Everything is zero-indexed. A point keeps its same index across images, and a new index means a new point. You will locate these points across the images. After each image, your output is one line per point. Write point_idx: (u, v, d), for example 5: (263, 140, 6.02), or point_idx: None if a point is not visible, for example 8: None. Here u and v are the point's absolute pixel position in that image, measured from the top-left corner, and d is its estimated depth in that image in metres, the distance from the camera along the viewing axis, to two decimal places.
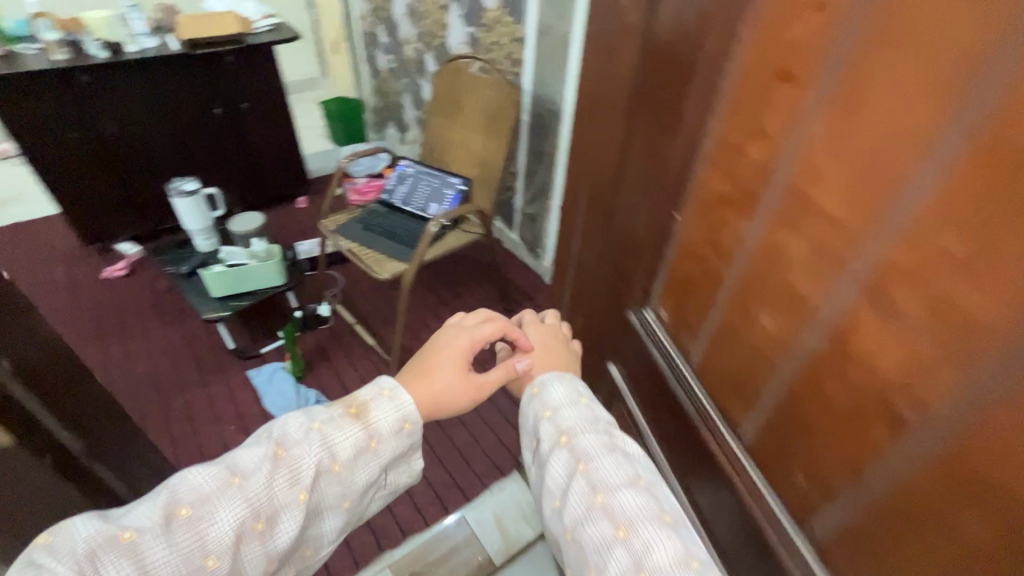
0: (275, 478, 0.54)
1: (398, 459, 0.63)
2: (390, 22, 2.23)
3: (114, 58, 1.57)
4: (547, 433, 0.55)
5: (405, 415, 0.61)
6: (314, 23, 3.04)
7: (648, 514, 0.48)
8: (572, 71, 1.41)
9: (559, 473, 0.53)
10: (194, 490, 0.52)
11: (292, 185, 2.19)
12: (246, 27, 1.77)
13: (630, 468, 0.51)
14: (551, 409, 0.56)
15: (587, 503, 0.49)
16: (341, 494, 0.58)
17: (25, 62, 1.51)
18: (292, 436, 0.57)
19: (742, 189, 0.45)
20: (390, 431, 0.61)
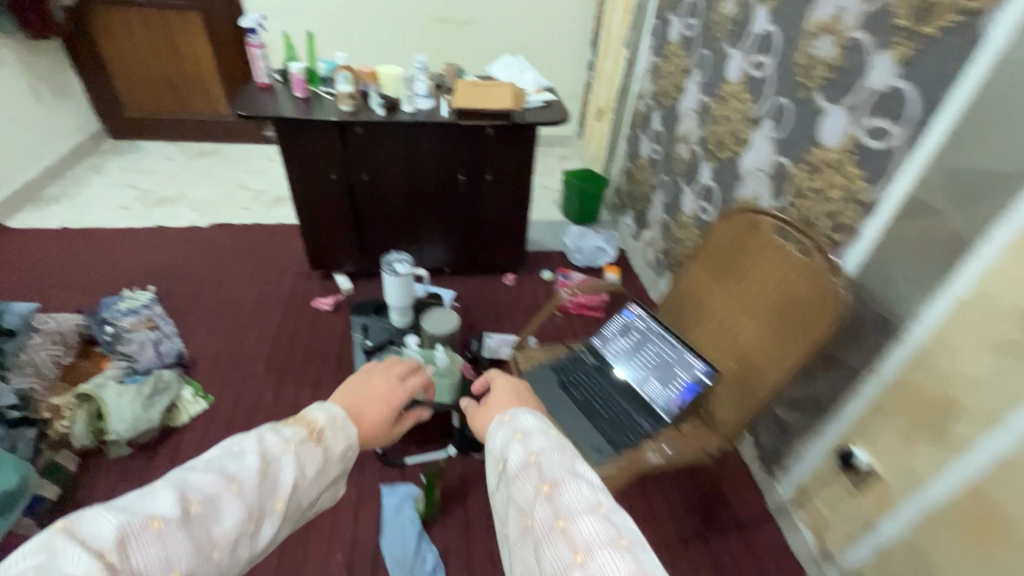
0: (263, 486, 0.58)
1: (332, 482, 0.67)
2: (670, 113, 1.91)
3: (388, 117, 1.55)
4: (515, 457, 0.60)
5: (354, 439, 0.68)
6: (587, 84, 2.92)
7: (604, 541, 0.50)
8: (953, 289, 0.88)
9: (528, 493, 0.57)
10: (200, 489, 0.54)
11: (506, 259, 2.03)
12: (519, 103, 1.61)
13: (591, 494, 0.55)
14: (509, 416, 0.64)
15: (549, 526, 0.53)
16: (300, 506, 0.62)
17: (317, 106, 1.58)
18: (273, 451, 0.60)
19: None
20: (340, 454, 0.66)
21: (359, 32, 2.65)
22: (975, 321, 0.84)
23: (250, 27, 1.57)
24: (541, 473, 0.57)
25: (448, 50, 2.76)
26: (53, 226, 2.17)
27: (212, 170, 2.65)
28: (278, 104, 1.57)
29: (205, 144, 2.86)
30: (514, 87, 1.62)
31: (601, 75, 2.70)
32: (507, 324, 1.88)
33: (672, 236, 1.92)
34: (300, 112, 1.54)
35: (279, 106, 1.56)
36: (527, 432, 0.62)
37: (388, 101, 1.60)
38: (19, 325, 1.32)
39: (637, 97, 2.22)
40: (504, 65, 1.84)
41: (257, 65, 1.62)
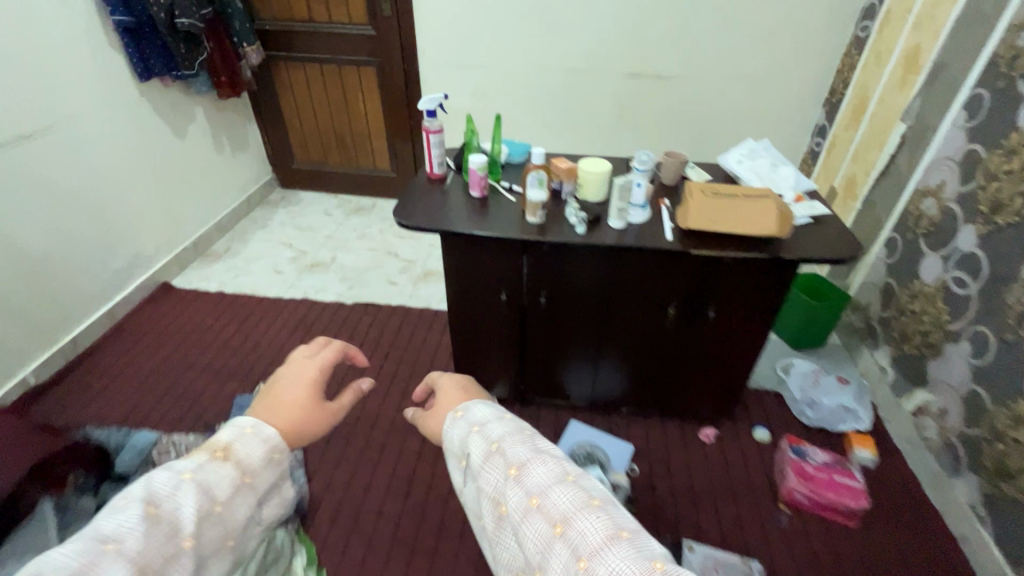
0: (157, 529, 0.44)
1: (268, 492, 0.55)
2: (1004, 237, 1.24)
3: (589, 238, 1.12)
4: (475, 450, 0.51)
5: (274, 444, 0.56)
6: (810, 154, 2.28)
7: (578, 506, 0.44)
8: None
9: (495, 480, 0.49)
10: (61, 567, 0.40)
11: (707, 407, 1.49)
12: (788, 228, 1.08)
13: (558, 463, 0.48)
14: (462, 409, 0.56)
15: (523, 509, 0.45)
16: (225, 535, 0.49)
17: (497, 215, 1.21)
18: (162, 491, 0.47)
19: None
20: (260, 464, 0.54)
21: (536, 89, 2.32)
22: None
23: (429, 108, 1.26)
24: (503, 458, 0.49)
25: (636, 108, 2.32)
26: (212, 289, 2.12)
27: (366, 230, 2.50)
28: (450, 209, 1.23)
29: (363, 198, 2.74)
30: (778, 201, 1.09)
31: (838, 147, 2.05)
32: (707, 515, 1.34)
33: (992, 427, 1.23)
34: (475, 223, 1.18)
35: (450, 212, 1.22)
36: (485, 421, 0.53)
37: (589, 214, 1.17)
38: (136, 465, 1.13)
39: (918, 193, 1.56)
40: (749, 156, 1.32)
41: (431, 154, 1.30)
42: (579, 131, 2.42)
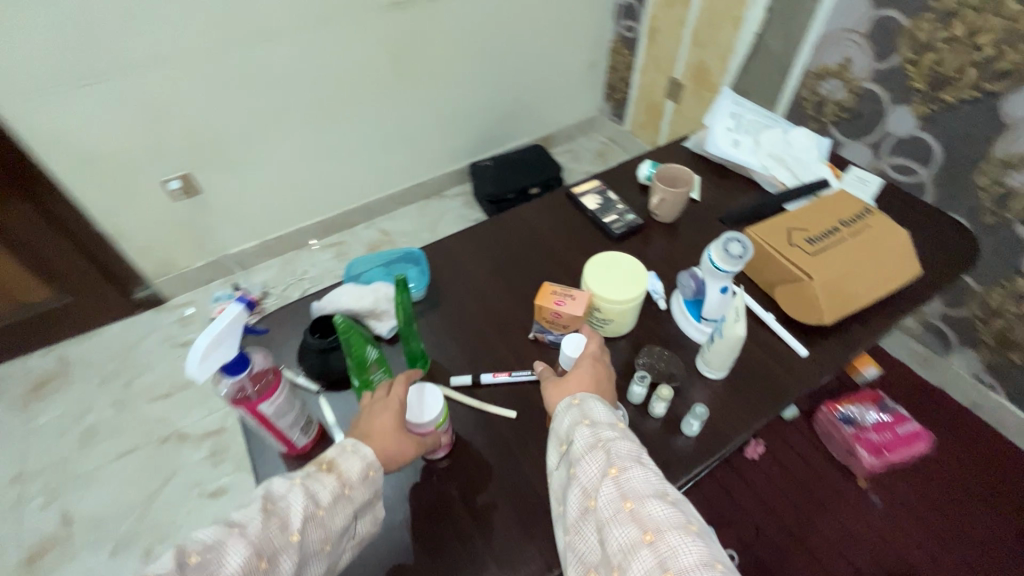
0: (267, 526, 0.42)
1: (362, 514, 0.48)
2: (958, 116, 1.10)
3: (712, 440, 0.58)
4: (578, 438, 0.49)
5: (372, 462, 0.48)
6: (619, 41, 1.91)
7: (676, 525, 0.41)
8: None
9: (589, 472, 0.47)
10: (200, 540, 0.40)
11: None
12: (917, 257, 0.71)
13: (665, 484, 0.45)
14: (580, 399, 0.53)
15: (613, 509, 0.43)
16: (325, 545, 0.45)
17: (535, 493, 0.56)
18: (277, 489, 0.45)
19: None
20: (359, 481, 0.47)
21: (255, 71, 1.35)
22: None
23: (226, 362, 0.46)
24: (607, 455, 0.47)
25: (417, 50, 1.56)
26: None
27: (84, 422, 1.38)
28: (433, 543, 0.53)
29: (31, 361, 1.49)
30: (901, 232, 0.70)
31: (661, 30, 1.71)
32: (841, 566, 1.08)
33: (982, 305, 1.22)
34: (509, 553, 0.52)
35: (439, 552, 0.53)
36: (600, 421, 0.50)
37: (671, 382, 0.62)
38: None
39: (810, 76, 1.34)
40: (741, 129, 0.88)
41: (279, 432, 0.53)
42: (348, 110, 1.57)
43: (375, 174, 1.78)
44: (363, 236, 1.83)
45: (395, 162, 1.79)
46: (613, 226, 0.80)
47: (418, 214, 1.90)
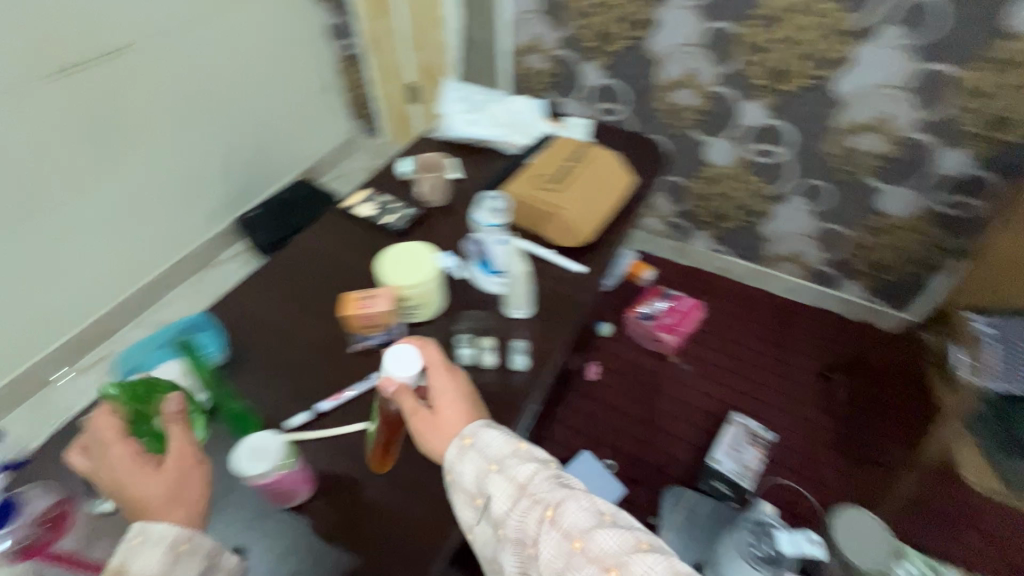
0: None
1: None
2: (627, 61, 1.40)
3: (539, 365, 0.67)
4: (499, 491, 0.51)
5: (173, 538, 0.48)
6: (346, 61, 1.93)
7: (629, 550, 0.45)
8: None
9: (526, 523, 0.49)
10: None
11: (576, 357, 1.39)
12: (630, 170, 0.90)
13: (597, 504, 0.49)
14: (471, 436, 0.55)
15: (565, 553, 0.46)
16: None
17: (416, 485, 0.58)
18: None
19: None
20: (167, 565, 0.47)
21: None
22: None
23: None
24: (540, 501, 0.49)
25: (122, 116, 1.37)
26: None
27: None
28: None
29: None
30: (615, 158, 0.87)
31: (382, 44, 1.79)
32: (681, 427, 1.33)
33: (694, 196, 1.59)
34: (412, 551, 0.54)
35: None
36: (507, 463, 0.52)
37: (491, 333, 0.69)
38: None
39: (518, 54, 1.55)
40: (472, 110, 1.00)
41: None
42: (56, 203, 1.31)
43: (123, 265, 1.52)
44: (135, 337, 1.56)
45: (142, 243, 1.55)
46: (393, 222, 0.84)
47: (194, 291, 1.68)
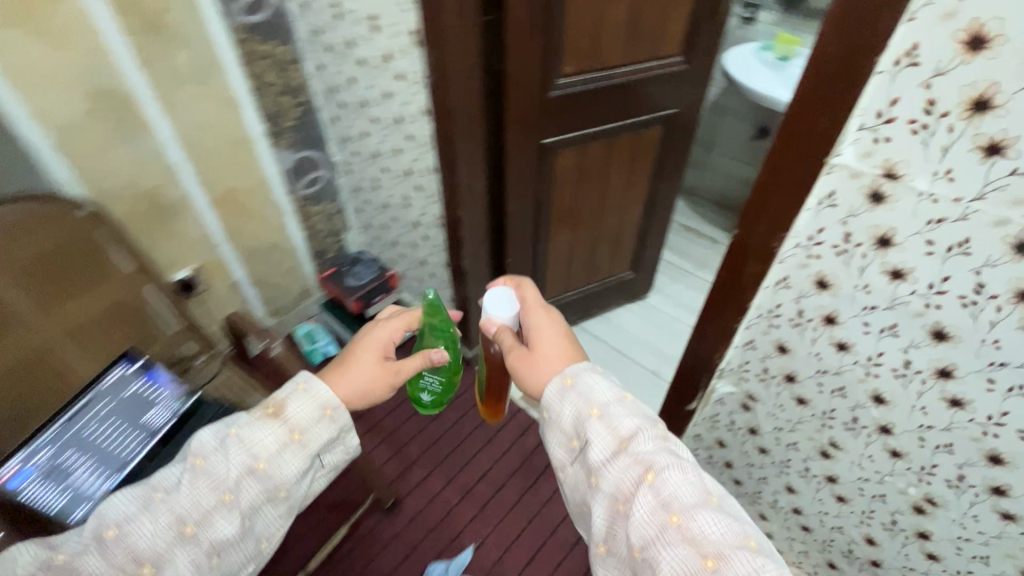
0: (151, 521, 0.59)
1: (308, 468, 0.69)
2: None
3: None
4: (598, 433, 0.67)
5: (327, 401, 0.71)
6: None
7: (732, 545, 0.57)
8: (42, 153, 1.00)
9: (629, 476, 0.63)
10: (127, 503, 0.61)
11: None
12: None
13: (699, 485, 0.61)
14: (572, 377, 0.74)
15: (663, 524, 0.59)
16: (278, 489, 0.66)
17: None
18: (206, 448, 0.64)
19: (585, 48, 1.09)
20: (309, 422, 0.69)
21: None
22: (84, 143, 1.05)
23: None
24: (644, 464, 0.63)
25: None
26: None
27: None
28: None
29: None
30: None
31: None
32: None
33: None
34: None
35: None
36: (626, 427, 0.66)
37: None
38: None
39: None
40: None
41: None
42: None
43: None
44: None
45: None
46: None
47: None
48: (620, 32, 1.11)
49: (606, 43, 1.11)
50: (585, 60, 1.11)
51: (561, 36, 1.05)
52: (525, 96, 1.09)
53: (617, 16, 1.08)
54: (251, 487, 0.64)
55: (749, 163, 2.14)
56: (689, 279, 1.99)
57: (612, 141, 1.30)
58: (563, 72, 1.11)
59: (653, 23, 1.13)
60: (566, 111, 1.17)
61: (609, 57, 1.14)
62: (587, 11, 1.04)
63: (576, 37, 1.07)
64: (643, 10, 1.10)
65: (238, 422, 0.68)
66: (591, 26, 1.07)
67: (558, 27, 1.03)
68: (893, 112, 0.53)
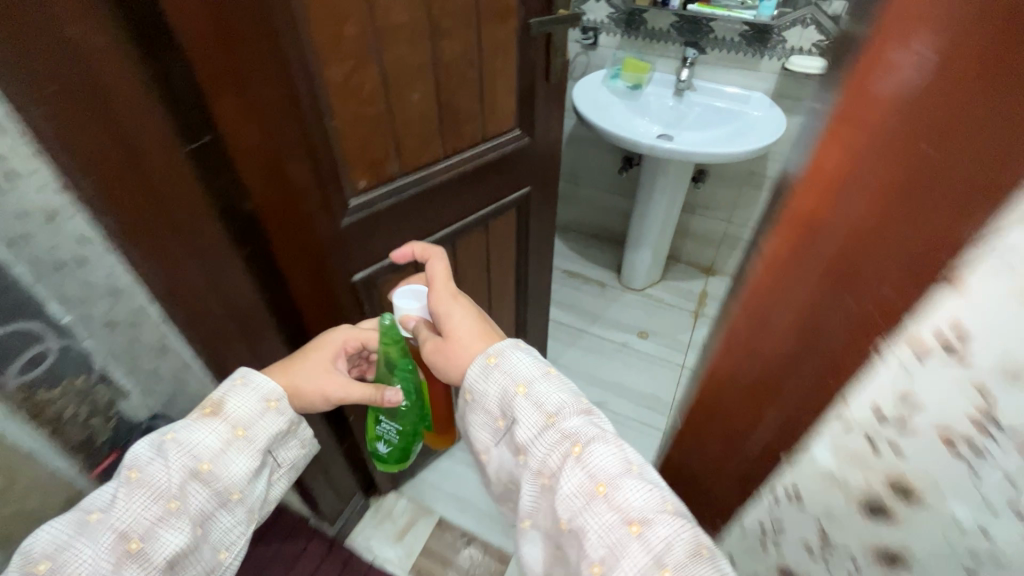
0: (100, 540, 0.51)
1: (258, 468, 0.62)
2: None
3: None
4: (523, 411, 0.54)
5: (266, 392, 0.64)
6: None
7: (656, 509, 0.46)
8: None
9: (552, 454, 0.51)
10: (53, 541, 0.51)
11: None
12: None
13: (621, 452, 0.50)
14: (495, 355, 0.59)
15: (587, 494, 0.48)
16: (226, 491, 0.58)
17: None
18: (138, 460, 0.56)
19: (376, 154, 0.76)
20: (252, 413, 0.62)
21: None
22: None
23: None
24: (567, 436, 0.51)
25: None
26: None
27: None
28: None
29: None
30: None
31: None
32: None
33: None
34: None
35: None
36: (549, 403, 0.54)
37: None
38: None
39: None
40: None
41: None
42: None
43: None
44: None
45: None
46: None
47: None
48: (425, 122, 0.78)
49: (409, 140, 0.78)
50: (383, 167, 0.78)
51: (333, 147, 0.70)
52: (301, 235, 0.73)
53: (415, 104, 0.76)
54: (198, 493, 0.56)
55: (617, 193, 1.96)
56: (582, 337, 1.76)
57: (452, 250, 0.98)
58: (354, 190, 0.76)
59: (471, 102, 0.83)
60: (375, 237, 0.82)
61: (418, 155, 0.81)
62: (366, 105, 0.71)
63: (359, 142, 0.73)
64: (453, 90, 0.79)
65: (172, 428, 0.59)
66: (379, 124, 0.73)
67: (326, 138, 0.68)
68: (905, 419, 0.26)
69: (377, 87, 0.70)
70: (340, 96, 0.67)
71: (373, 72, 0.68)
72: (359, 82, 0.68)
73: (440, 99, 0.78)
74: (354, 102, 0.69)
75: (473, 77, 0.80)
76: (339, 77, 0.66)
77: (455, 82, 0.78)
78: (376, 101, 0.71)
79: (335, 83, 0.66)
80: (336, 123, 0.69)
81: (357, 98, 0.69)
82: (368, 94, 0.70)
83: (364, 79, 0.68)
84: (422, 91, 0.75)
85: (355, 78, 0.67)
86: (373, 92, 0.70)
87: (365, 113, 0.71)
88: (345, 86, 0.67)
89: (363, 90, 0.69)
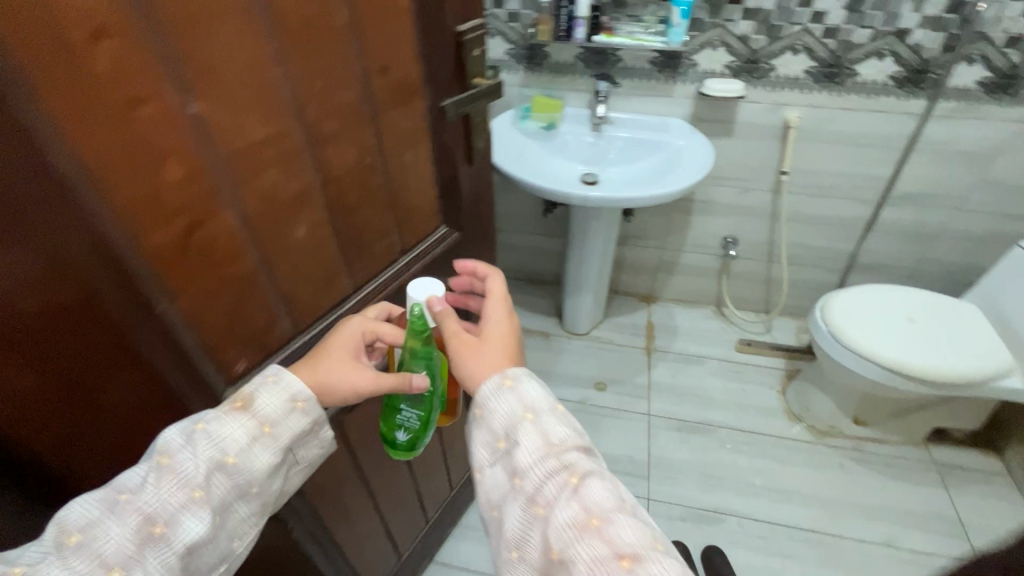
0: (124, 526, 0.42)
1: (276, 470, 0.52)
2: None
3: None
4: (526, 441, 0.46)
5: (297, 394, 0.52)
6: None
7: (649, 546, 0.40)
8: None
9: (547, 483, 0.44)
10: (80, 514, 0.42)
11: None
12: None
13: (616, 489, 0.43)
14: (512, 377, 0.50)
15: (577, 528, 0.41)
16: (246, 485, 0.49)
17: None
18: (167, 443, 0.46)
19: (255, 322, 0.52)
20: (284, 411, 0.52)
21: None
22: None
23: None
24: (567, 467, 0.44)
25: None
26: None
27: None
28: None
29: None
30: None
31: None
32: None
33: None
34: None
35: None
36: (553, 432, 0.46)
37: None
38: None
39: None
40: None
41: None
42: None
43: None
44: None
45: None
46: None
47: None
48: (321, 260, 0.56)
49: (301, 288, 0.55)
50: (268, 333, 0.54)
51: (184, 339, 0.46)
52: None
53: (303, 242, 0.53)
54: (220, 484, 0.48)
55: (543, 235, 1.81)
56: None
57: None
58: (229, 376, 0.52)
59: (380, 215, 0.61)
60: None
61: (317, 302, 0.58)
62: (228, 266, 0.47)
63: (226, 317, 0.49)
64: (353, 210, 0.57)
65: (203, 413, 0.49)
66: (252, 283, 0.50)
67: (163, 332, 0.44)
68: None
69: (241, 237, 0.47)
70: (182, 267, 0.44)
71: (228, 219, 0.45)
72: (210, 238, 0.45)
73: (337, 226, 0.56)
74: (206, 270, 0.45)
75: (377, 186, 0.59)
76: (173, 244, 0.42)
77: (354, 199, 0.57)
78: (241, 255, 0.48)
79: (170, 255, 0.42)
80: (183, 306, 0.45)
81: (211, 262, 0.46)
82: (228, 250, 0.46)
83: (218, 233, 0.45)
84: (311, 223, 0.53)
85: (202, 235, 0.44)
86: (237, 245, 0.47)
87: (229, 278, 0.48)
88: (185, 252, 0.43)
89: (218, 249, 0.46)
